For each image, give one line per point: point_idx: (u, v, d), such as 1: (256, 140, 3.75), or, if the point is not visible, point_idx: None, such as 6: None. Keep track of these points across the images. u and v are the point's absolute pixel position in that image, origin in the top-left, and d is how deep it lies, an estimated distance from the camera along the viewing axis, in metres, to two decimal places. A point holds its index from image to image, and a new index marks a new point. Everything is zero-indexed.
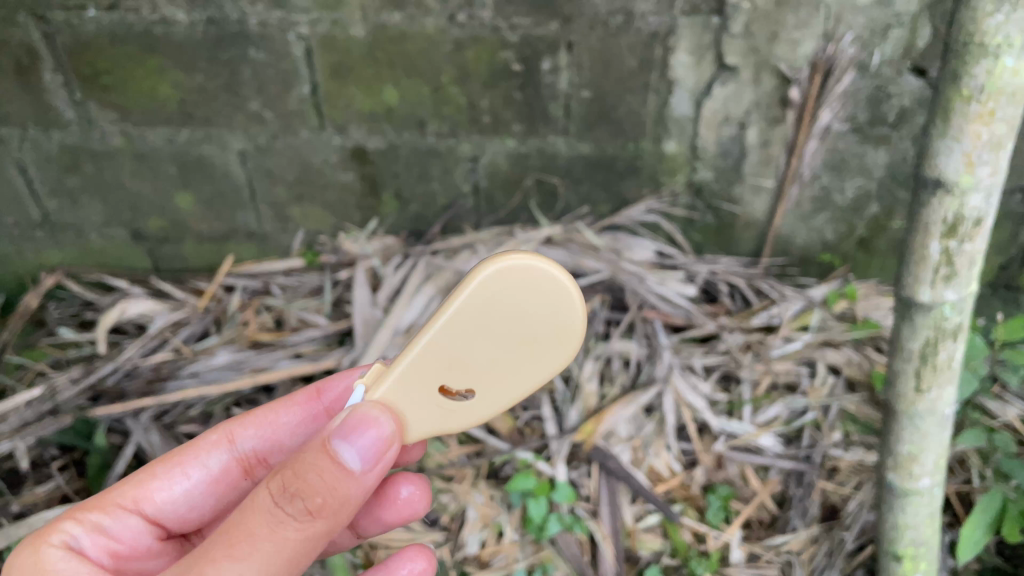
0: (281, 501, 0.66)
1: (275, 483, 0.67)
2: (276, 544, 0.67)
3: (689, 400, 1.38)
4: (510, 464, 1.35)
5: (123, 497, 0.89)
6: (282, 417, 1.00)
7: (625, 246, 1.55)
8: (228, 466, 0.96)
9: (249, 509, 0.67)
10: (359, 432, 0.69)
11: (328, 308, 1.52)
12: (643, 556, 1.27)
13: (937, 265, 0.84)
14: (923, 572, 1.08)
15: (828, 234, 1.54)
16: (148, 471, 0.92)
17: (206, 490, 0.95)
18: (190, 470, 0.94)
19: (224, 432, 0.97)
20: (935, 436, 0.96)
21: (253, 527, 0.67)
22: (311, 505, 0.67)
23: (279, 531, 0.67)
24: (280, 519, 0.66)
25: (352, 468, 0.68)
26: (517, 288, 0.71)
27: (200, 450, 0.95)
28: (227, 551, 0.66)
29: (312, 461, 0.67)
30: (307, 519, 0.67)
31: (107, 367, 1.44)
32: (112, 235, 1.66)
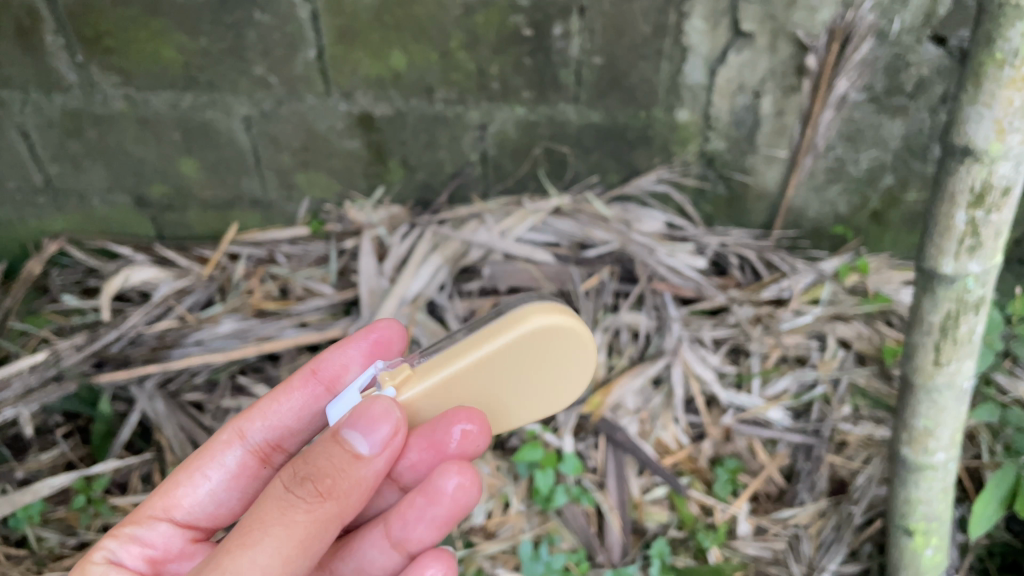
0: (291, 486, 0.67)
1: (288, 472, 0.68)
2: (287, 529, 0.66)
3: (698, 371, 1.37)
4: (517, 436, 1.33)
5: (152, 507, 0.92)
6: (284, 404, 0.97)
7: (635, 217, 1.53)
8: (244, 460, 0.95)
9: (265, 498, 0.68)
10: (370, 421, 0.68)
11: (334, 277, 1.51)
12: (650, 528, 1.28)
13: (961, 236, 0.82)
14: (933, 547, 1.07)
15: (841, 207, 1.51)
16: (172, 479, 0.93)
17: (228, 486, 0.95)
18: (209, 471, 0.94)
19: (234, 429, 0.95)
20: (951, 411, 0.95)
21: (263, 515, 0.66)
22: (319, 488, 0.67)
23: (289, 515, 0.66)
24: (289, 501, 0.66)
25: (360, 452, 0.68)
26: (551, 344, 0.80)
27: (213, 451, 0.95)
28: (239, 540, 0.65)
29: (322, 448, 0.68)
30: (316, 502, 0.67)
31: (111, 334, 1.43)
32: (115, 202, 1.64)
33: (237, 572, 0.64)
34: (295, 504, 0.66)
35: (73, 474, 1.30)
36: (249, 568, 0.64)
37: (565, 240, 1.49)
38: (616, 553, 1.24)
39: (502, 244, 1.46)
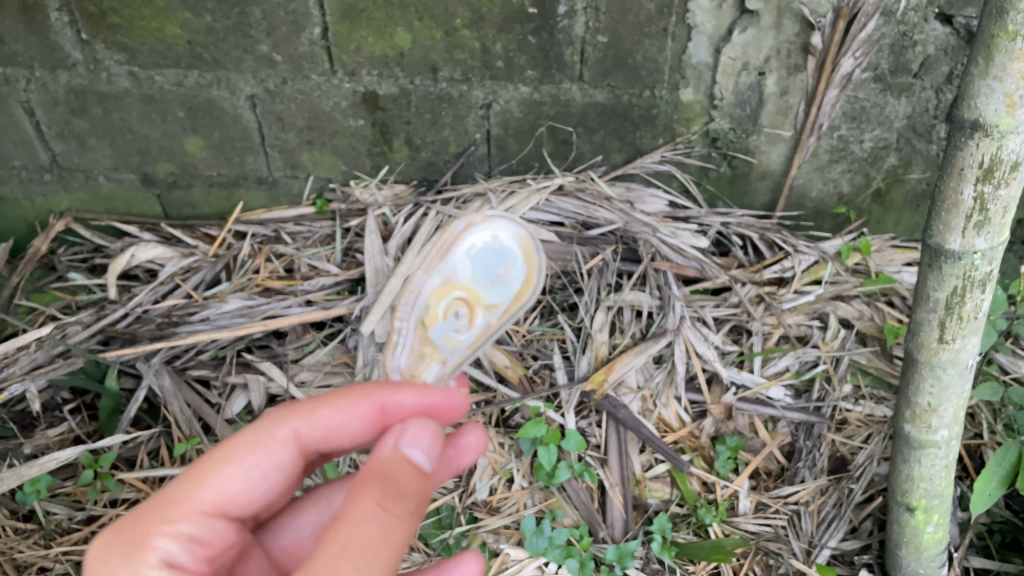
0: (387, 501, 0.69)
1: (375, 488, 0.69)
2: (394, 550, 0.67)
3: (699, 350, 1.38)
4: (520, 413, 1.35)
5: (199, 501, 0.78)
6: (339, 422, 0.87)
7: (638, 197, 1.53)
8: (294, 460, 0.86)
9: (353, 511, 0.67)
10: (416, 438, 0.77)
11: (339, 256, 1.52)
12: (652, 504, 1.30)
13: (969, 211, 0.82)
14: (934, 525, 1.08)
15: (844, 186, 1.51)
16: (218, 471, 0.80)
17: (274, 481, 0.84)
18: (260, 465, 0.82)
19: (292, 428, 0.85)
20: (955, 388, 0.96)
21: (369, 533, 0.66)
22: (411, 506, 0.70)
23: (393, 530, 0.67)
24: (390, 518, 0.68)
25: (420, 462, 0.75)
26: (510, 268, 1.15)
27: (269, 444, 0.84)
28: (352, 562, 0.63)
29: (397, 466, 0.73)
30: (407, 517, 0.69)
31: (118, 311, 1.45)
32: (121, 179, 1.64)
33: None
34: (398, 519, 0.68)
35: (80, 448, 1.30)
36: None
37: (568, 219, 1.50)
38: (618, 529, 1.27)
39: None
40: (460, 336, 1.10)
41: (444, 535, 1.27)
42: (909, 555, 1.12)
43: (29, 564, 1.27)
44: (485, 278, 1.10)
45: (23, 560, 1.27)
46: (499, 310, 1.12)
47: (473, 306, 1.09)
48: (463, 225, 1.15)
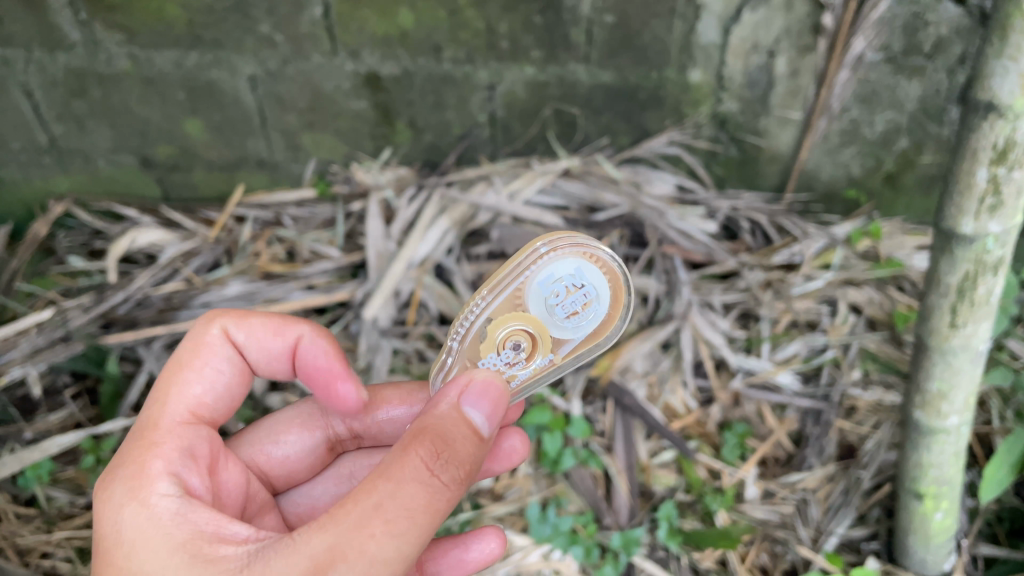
0: (435, 470, 0.66)
1: (423, 449, 0.67)
2: (431, 517, 0.66)
3: (707, 336, 1.37)
4: (525, 399, 1.33)
5: (175, 412, 0.83)
6: (268, 337, 0.93)
7: (646, 179, 1.50)
8: (239, 359, 0.91)
9: (400, 475, 0.66)
10: (478, 396, 0.73)
11: (341, 240, 1.50)
12: (658, 492, 1.28)
13: (982, 194, 0.80)
14: (944, 512, 1.06)
15: (854, 169, 1.49)
16: (178, 380, 0.86)
17: (235, 382, 0.90)
18: (211, 364, 0.89)
19: (222, 329, 0.90)
20: (966, 373, 0.94)
21: (411, 499, 0.65)
22: (459, 475, 0.68)
23: (434, 501, 0.66)
24: (436, 487, 0.66)
25: (478, 427, 0.72)
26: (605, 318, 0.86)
27: (210, 349, 0.89)
28: (385, 524, 0.64)
29: (453, 427, 0.70)
30: (455, 487, 0.68)
31: (118, 296, 1.42)
32: (121, 162, 1.62)
33: (377, 552, 0.64)
34: (440, 490, 0.66)
35: (82, 431, 1.30)
36: (396, 553, 0.64)
37: (573, 202, 1.47)
38: (623, 516, 1.25)
39: (511, 207, 1.44)
40: (514, 370, 0.86)
41: (448, 522, 1.25)
42: (918, 543, 1.10)
43: (30, 549, 1.27)
44: (559, 309, 0.83)
45: (25, 545, 1.27)
46: (568, 346, 0.86)
47: (539, 343, 0.84)
48: (545, 244, 0.81)
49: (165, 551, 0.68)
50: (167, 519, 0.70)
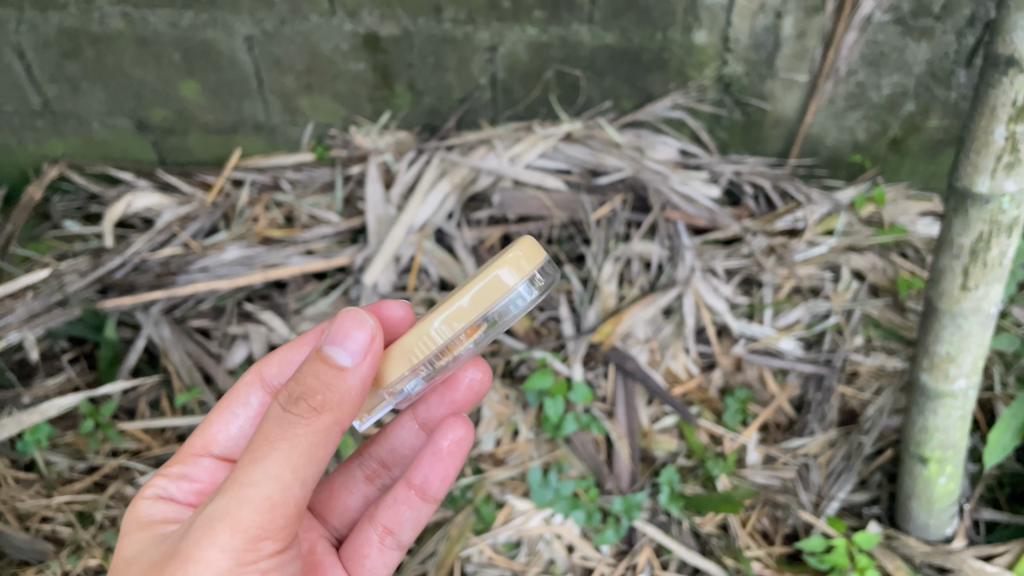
0: (287, 406, 0.66)
1: (280, 394, 0.67)
2: (291, 442, 0.66)
3: (709, 302, 1.36)
4: (527, 364, 1.34)
5: (193, 445, 0.91)
6: (295, 357, 0.95)
7: (648, 144, 1.48)
8: (267, 401, 0.95)
9: (262, 423, 0.68)
10: (344, 330, 0.66)
11: (340, 205, 1.48)
12: (659, 456, 1.29)
13: (1000, 152, 0.78)
14: (948, 477, 1.07)
15: (860, 134, 1.47)
16: (207, 419, 0.93)
17: (256, 424, 0.94)
18: (236, 409, 0.94)
19: (255, 371, 0.95)
20: (976, 336, 0.93)
21: (270, 432, 0.67)
22: (309, 407, 0.66)
23: (291, 429, 0.66)
24: (288, 420, 0.66)
25: (346, 366, 0.66)
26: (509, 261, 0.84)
27: (239, 392, 0.95)
28: (253, 455, 0.67)
29: (308, 366, 0.66)
30: (314, 416, 0.66)
31: (116, 260, 1.41)
32: (116, 125, 1.59)
33: (251, 484, 0.66)
34: (293, 423, 0.66)
35: (82, 394, 1.31)
36: (263, 480, 0.66)
37: (576, 166, 1.45)
38: (625, 481, 1.27)
39: (512, 170, 1.43)
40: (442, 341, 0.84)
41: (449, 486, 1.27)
42: (920, 508, 1.11)
43: (30, 513, 1.27)
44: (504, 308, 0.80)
45: (25, 509, 1.27)
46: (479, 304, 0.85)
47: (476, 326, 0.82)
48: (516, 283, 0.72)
49: (139, 538, 0.77)
50: (144, 511, 0.81)
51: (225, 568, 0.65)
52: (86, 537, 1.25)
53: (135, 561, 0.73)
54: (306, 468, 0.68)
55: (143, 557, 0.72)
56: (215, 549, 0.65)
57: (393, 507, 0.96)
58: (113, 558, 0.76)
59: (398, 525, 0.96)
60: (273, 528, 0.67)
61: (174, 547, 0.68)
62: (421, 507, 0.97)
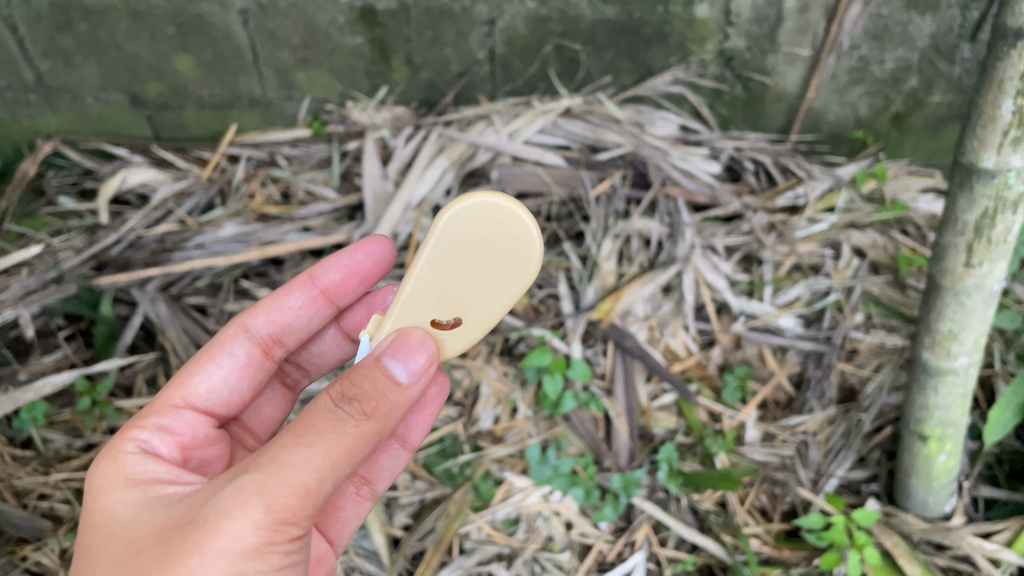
0: (339, 401, 0.65)
1: (332, 389, 0.66)
2: (339, 438, 0.64)
3: (708, 279, 1.35)
4: (525, 341, 1.33)
5: (171, 398, 0.87)
6: (283, 302, 0.97)
7: (648, 120, 1.45)
8: (251, 350, 0.94)
9: (305, 412, 0.65)
10: (407, 351, 0.71)
11: (337, 181, 1.47)
12: (658, 434, 1.31)
13: (1007, 126, 0.75)
14: (947, 454, 1.07)
15: (862, 109, 1.45)
16: (184, 371, 0.90)
17: (240, 374, 0.93)
18: (220, 360, 0.92)
19: (238, 323, 0.94)
20: (978, 314, 0.92)
21: (315, 420, 0.64)
22: (365, 408, 0.65)
23: (339, 427, 0.64)
24: (337, 416, 0.64)
25: (401, 381, 0.69)
26: (475, 219, 0.77)
27: (221, 343, 0.93)
28: (295, 439, 0.63)
29: (366, 372, 0.67)
30: (364, 420, 0.65)
31: (111, 237, 1.40)
32: (109, 100, 1.57)
33: (290, 468, 0.62)
34: (344, 419, 0.64)
35: (76, 372, 1.28)
36: (303, 465, 0.62)
37: (575, 142, 1.43)
38: (623, 458, 1.28)
39: (510, 147, 1.41)
40: None
41: (448, 463, 1.28)
42: (919, 485, 1.11)
43: (27, 490, 1.27)
44: None
45: (21, 487, 1.27)
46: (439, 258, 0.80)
47: None
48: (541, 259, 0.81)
49: (126, 498, 0.71)
50: (131, 467, 0.75)
51: (250, 546, 0.60)
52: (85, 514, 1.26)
53: (133, 526, 0.67)
54: (341, 466, 0.64)
55: (143, 523, 0.66)
56: (244, 523, 0.60)
57: (376, 459, 0.95)
58: (99, 514, 0.70)
59: (376, 475, 0.96)
60: (302, 515, 0.63)
61: (189, 515, 0.63)
62: (401, 456, 0.97)
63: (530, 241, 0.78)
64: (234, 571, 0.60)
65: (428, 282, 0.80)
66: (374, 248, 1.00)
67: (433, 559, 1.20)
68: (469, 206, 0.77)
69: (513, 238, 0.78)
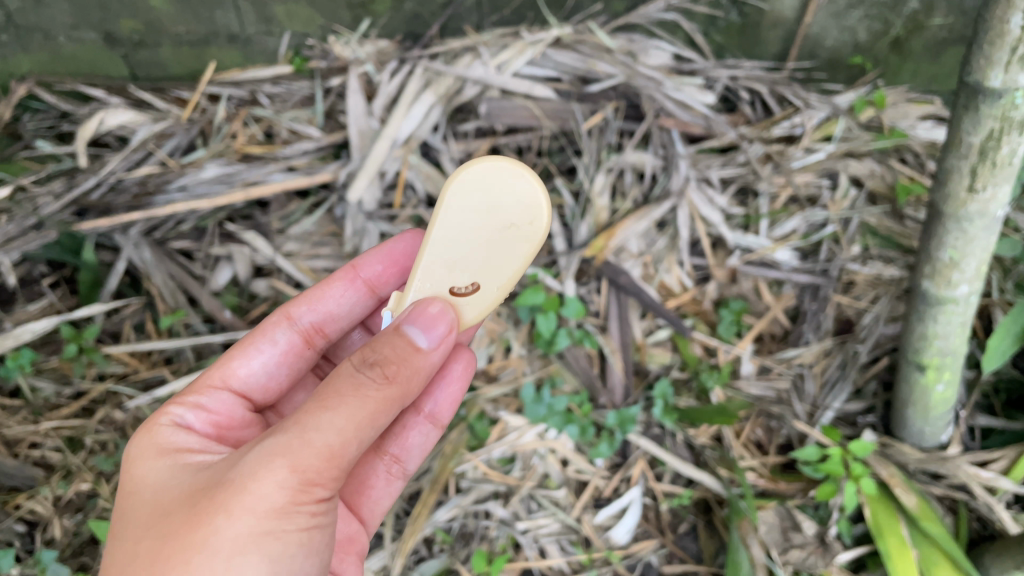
0: (362, 366, 0.64)
1: (354, 356, 0.65)
2: (363, 400, 0.62)
3: (704, 214, 1.33)
4: (517, 281, 1.30)
5: (211, 377, 0.86)
6: (327, 293, 0.96)
7: (641, 49, 1.40)
8: (292, 338, 0.93)
9: (330, 379, 0.64)
10: (428, 321, 0.69)
11: (321, 120, 1.43)
12: (653, 369, 1.30)
13: (1016, 42, 0.72)
14: (945, 384, 1.06)
15: (861, 34, 1.39)
16: (223, 352, 0.89)
17: (280, 361, 0.91)
18: (262, 345, 0.90)
19: (281, 310, 0.93)
20: (981, 241, 0.90)
21: (340, 384, 0.62)
22: (388, 373, 0.64)
23: (362, 390, 0.62)
24: (359, 380, 0.63)
25: (424, 348, 0.67)
26: (479, 185, 0.78)
27: (264, 329, 0.92)
28: (319, 404, 0.62)
29: (388, 339, 0.66)
30: (387, 385, 0.64)
31: (90, 180, 1.35)
32: (82, 39, 1.50)
33: (315, 430, 0.60)
34: (367, 383, 0.63)
35: (55, 320, 1.28)
36: (328, 427, 0.61)
37: (566, 74, 1.38)
38: (618, 395, 1.27)
39: (499, 80, 1.35)
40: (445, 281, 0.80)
41: None
42: (916, 415, 1.11)
43: (18, 439, 1.27)
44: None
45: (12, 436, 1.27)
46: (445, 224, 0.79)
47: None
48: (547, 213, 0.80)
49: (162, 470, 0.69)
50: (164, 438, 0.74)
51: (277, 506, 0.59)
52: (77, 461, 1.26)
53: (165, 493, 0.66)
54: (367, 430, 0.63)
55: (172, 488, 0.66)
56: (270, 483, 0.59)
57: (405, 433, 0.96)
58: (133, 485, 0.69)
59: (406, 452, 0.96)
60: (328, 477, 0.62)
61: (216, 478, 0.62)
62: (431, 432, 0.98)
63: (536, 197, 0.78)
64: (260, 529, 0.59)
65: (439, 248, 0.79)
66: (415, 237, 1.00)
67: (430, 499, 1.20)
68: (474, 169, 0.78)
69: (519, 197, 0.78)
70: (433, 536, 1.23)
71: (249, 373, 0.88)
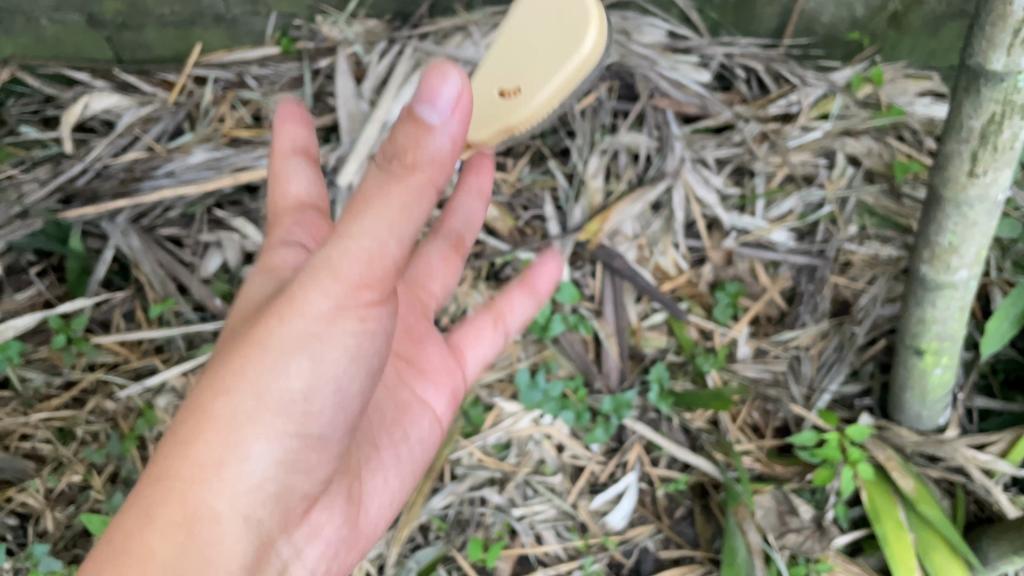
0: (383, 166, 0.61)
1: (377, 155, 0.62)
2: (394, 199, 0.59)
3: (699, 195, 1.31)
4: (511, 266, 1.30)
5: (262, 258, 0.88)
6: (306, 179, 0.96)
7: (635, 27, 1.37)
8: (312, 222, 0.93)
9: (359, 187, 0.62)
10: (432, 83, 0.60)
11: (310, 103, 1.40)
12: (649, 353, 1.29)
13: (1018, 25, 0.70)
14: (943, 368, 1.05)
15: (858, 8, 1.34)
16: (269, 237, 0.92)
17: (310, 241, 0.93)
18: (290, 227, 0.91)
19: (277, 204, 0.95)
20: (981, 226, 0.88)
21: (369, 185, 0.60)
22: (414, 153, 0.60)
23: (389, 189, 0.60)
24: (386, 179, 0.60)
25: (436, 127, 0.60)
26: None
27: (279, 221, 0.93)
28: (351, 210, 0.60)
29: (401, 127, 0.61)
30: (412, 178, 0.60)
31: (77, 167, 1.34)
32: (64, 20, 1.43)
33: (348, 238, 0.59)
34: (391, 181, 0.60)
35: (38, 312, 1.27)
36: (364, 231, 0.58)
37: None
38: (613, 379, 1.26)
39: None
40: None
41: None
42: (914, 398, 1.10)
43: (8, 432, 1.26)
44: None
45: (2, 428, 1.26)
46: None
47: None
48: None
49: (241, 328, 0.71)
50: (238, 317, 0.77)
51: (328, 314, 0.59)
52: (68, 453, 1.25)
53: (241, 335, 0.68)
54: (405, 227, 0.60)
55: (245, 324, 0.68)
56: (316, 295, 0.59)
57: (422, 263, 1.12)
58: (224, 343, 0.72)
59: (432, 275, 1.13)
60: (379, 280, 0.60)
61: (275, 299, 0.63)
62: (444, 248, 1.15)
63: None
64: (317, 331, 0.60)
65: None
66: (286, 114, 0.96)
67: (425, 485, 1.20)
68: None
69: None
70: (428, 523, 1.22)
71: (288, 239, 0.89)
